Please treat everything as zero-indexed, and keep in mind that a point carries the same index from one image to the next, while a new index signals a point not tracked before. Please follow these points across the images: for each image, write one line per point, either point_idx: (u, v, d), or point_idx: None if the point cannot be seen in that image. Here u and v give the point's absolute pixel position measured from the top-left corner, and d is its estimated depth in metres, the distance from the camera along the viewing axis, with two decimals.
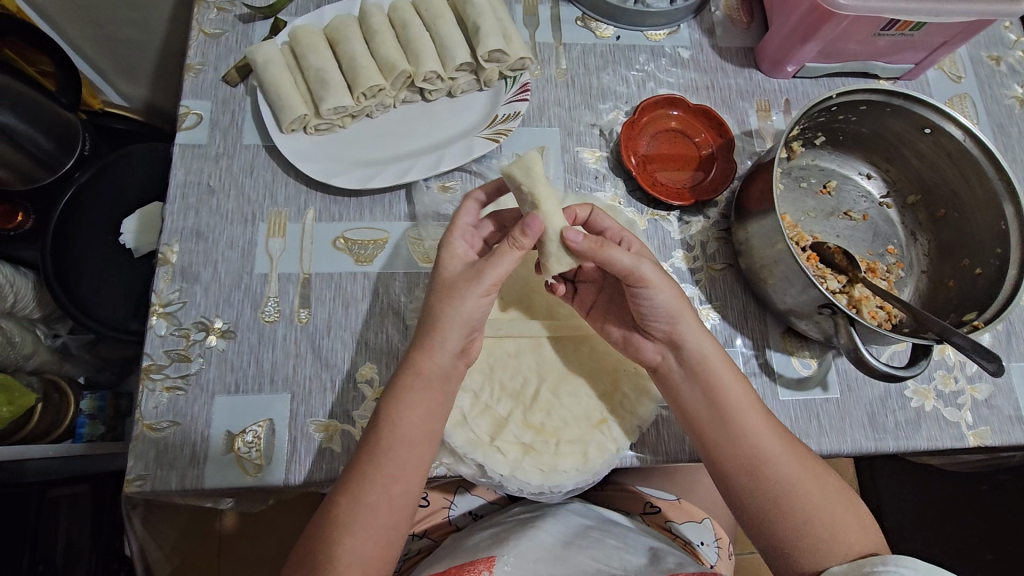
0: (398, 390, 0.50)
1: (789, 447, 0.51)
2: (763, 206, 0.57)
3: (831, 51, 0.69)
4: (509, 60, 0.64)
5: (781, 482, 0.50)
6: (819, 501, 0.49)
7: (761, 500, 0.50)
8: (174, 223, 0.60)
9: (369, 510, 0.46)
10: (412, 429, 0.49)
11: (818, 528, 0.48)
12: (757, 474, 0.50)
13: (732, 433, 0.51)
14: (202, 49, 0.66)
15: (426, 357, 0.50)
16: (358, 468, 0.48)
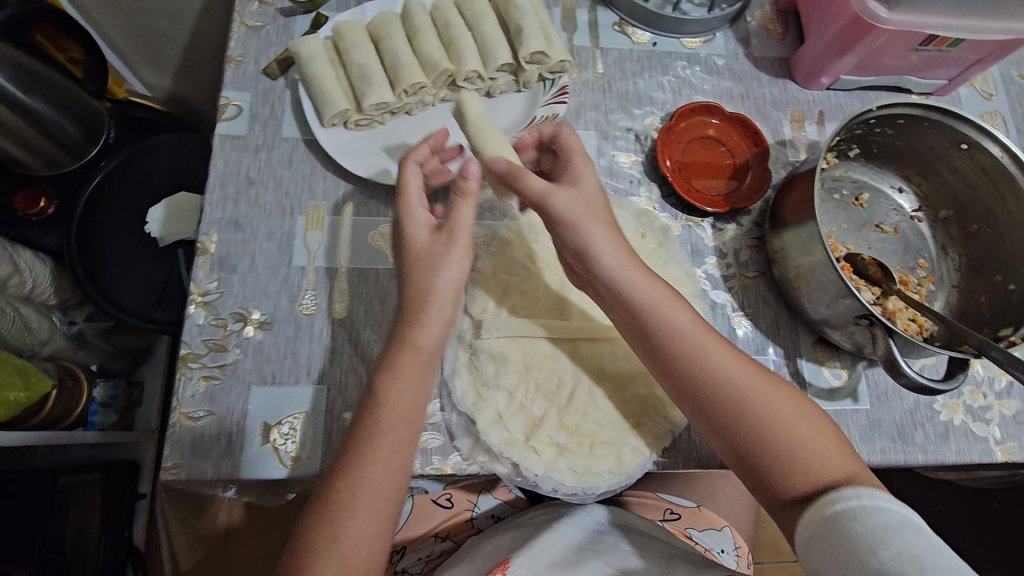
0: (391, 361, 0.47)
1: (734, 358, 0.47)
2: (802, 215, 0.57)
3: (867, 65, 0.69)
4: (549, 62, 0.64)
5: (726, 396, 0.46)
6: (771, 409, 0.45)
7: (712, 419, 0.46)
8: (212, 213, 0.60)
9: (371, 497, 0.43)
10: (401, 401, 0.46)
11: (778, 442, 0.44)
12: (700, 398, 0.47)
13: (667, 350, 0.48)
14: (242, 40, 0.66)
15: (422, 329, 0.48)
16: (354, 453, 0.45)
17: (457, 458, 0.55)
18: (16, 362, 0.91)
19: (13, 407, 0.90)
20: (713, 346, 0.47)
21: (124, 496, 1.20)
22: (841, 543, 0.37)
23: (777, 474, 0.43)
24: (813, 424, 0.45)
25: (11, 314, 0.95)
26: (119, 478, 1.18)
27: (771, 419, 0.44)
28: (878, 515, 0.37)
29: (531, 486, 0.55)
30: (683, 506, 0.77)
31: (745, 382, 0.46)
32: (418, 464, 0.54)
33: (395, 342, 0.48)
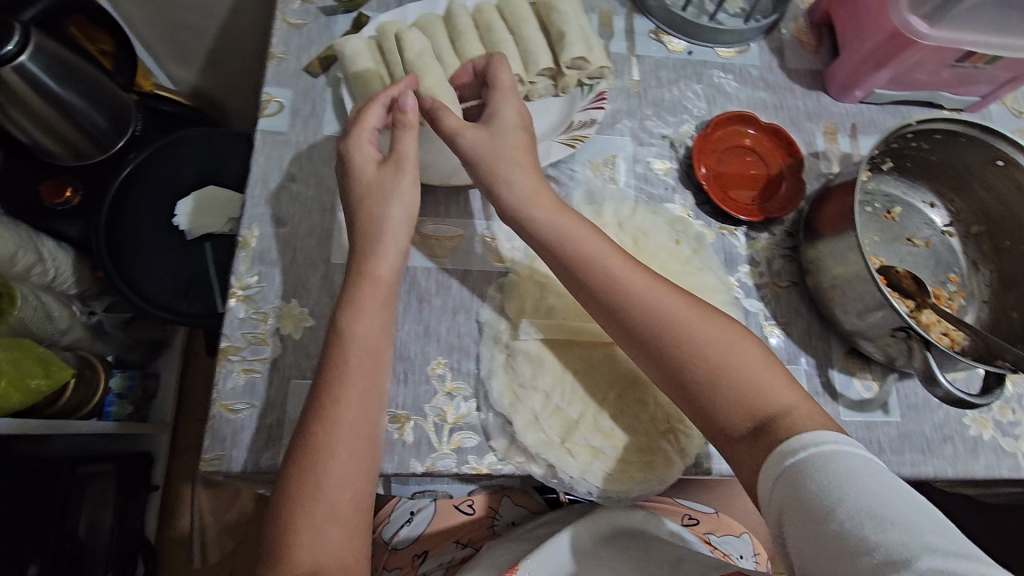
0: (350, 296, 0.50)
1: (662, 290, 0.50)
2: (840, 225, 0.58)
3: (902, 79, 0.70)
4: (589, 68, 0.64)
5: (657, 326, 0.48)
6: (701, 336, 0.47)
7: (648, 352, 0.49)
8: (254, 207, 0.60)
9: (349, 428, 0.45)
10: (365, 333, 0.48)
11: (709, 367, 0.46)
12: (641, 342, 0.49)
13: (599, 287, 0.50)
14: (284, 37, 0.67)
15: (376, 262, 0.51)
16: (325, 389, 0.46)
17: (493, 458, 0.55)
18: (38, 351, 0.90)
19: (33, 396, 0.89)
20: (639, 279, 0.50)
21: (138, 488, 1.21)
22: (799, 491, 0.38)
23: (715, 398, 0.46)
24: (745, 347, 0.47)
25: (33, 302, 0.95)
26: (133, 470, 1.18)
27: (701, 344, 0.47)
28: (836, 465, 0.38)
29: (566, 488, 0.55)
30: (702, 511, 0.78)
31: (675, 310, 0.48)
32: (455, 463, 0.55)
33: (350, 279, 0.51)
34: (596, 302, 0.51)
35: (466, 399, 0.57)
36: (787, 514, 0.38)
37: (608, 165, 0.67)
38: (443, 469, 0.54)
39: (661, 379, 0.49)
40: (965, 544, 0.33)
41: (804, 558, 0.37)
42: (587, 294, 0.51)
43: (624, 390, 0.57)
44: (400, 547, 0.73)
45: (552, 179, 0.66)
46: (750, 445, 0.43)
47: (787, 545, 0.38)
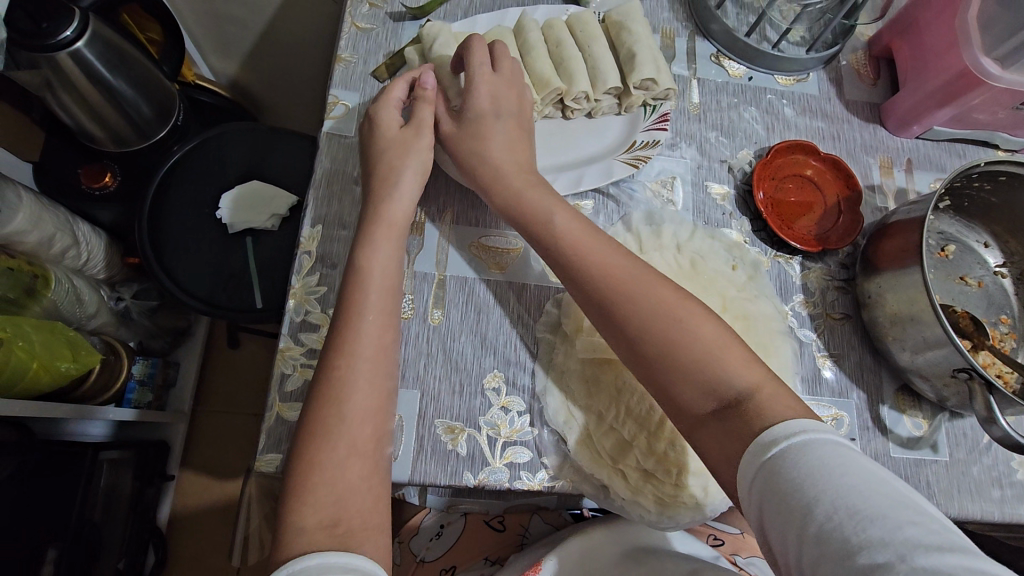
0: (366, 238, 0.52)
1: (627, 264, 0.50)
2: (902, 261, 0.58)
3: (963, 118, 0.70)
4: (656, 90, 0.65)
5: (618, 300, 0.48)
6: (658, 311, 0.47)
7: (611, 329, 0.49)
8: (317, 208, 0.60)
9: (370, 362, 0.46)
10: (379, 270, 0.50)
11: (667, 344, 0.46)
12: (611, 317, 0.49)
13: (566, 261, 0.52)
14: (353, 41, 0.68)
15: (390, 206, 0.53)
16: (345, 324, 0.48)
17: (544, 475, 0.55)
18: (68, 334, 0.90)
19: (60, 379, 0.88)
20: (604, 253, 0.51)
21: (152, 477, 1.19)
22: (779, 486, 0.37)
23: (672, 377, 0.45)
24: (704, 322, 0.47)
25: (65, 285, 0.95)
26: (150, 458, 1.18)
27: (659, 321, 0.47)
28: (810, 455, 0.37)
29: (616, 511, 0.55)
30: (728, 532, 0.77)
31: (636, 286, 0.49)
32: (506, 478, 0.54)
33: (365, 223, 0.53)
34: (564, 277, 0.52)
35: (520, 413, 0.57)
36: (767, 512, 0.37)
37: (666, 186, 0.67)
38: (495, 483, 0.54)
39: (622, 356, 0.49)
40: (947, 536, 0.32)
41: (788, 558, 0.36)
42: (555, 268, 0.53)
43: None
44: (427, 559, 0.73)
45: (611, 198, 0.66)
46: (716, 427, 0.43)
47: (770, 543, 0.37)
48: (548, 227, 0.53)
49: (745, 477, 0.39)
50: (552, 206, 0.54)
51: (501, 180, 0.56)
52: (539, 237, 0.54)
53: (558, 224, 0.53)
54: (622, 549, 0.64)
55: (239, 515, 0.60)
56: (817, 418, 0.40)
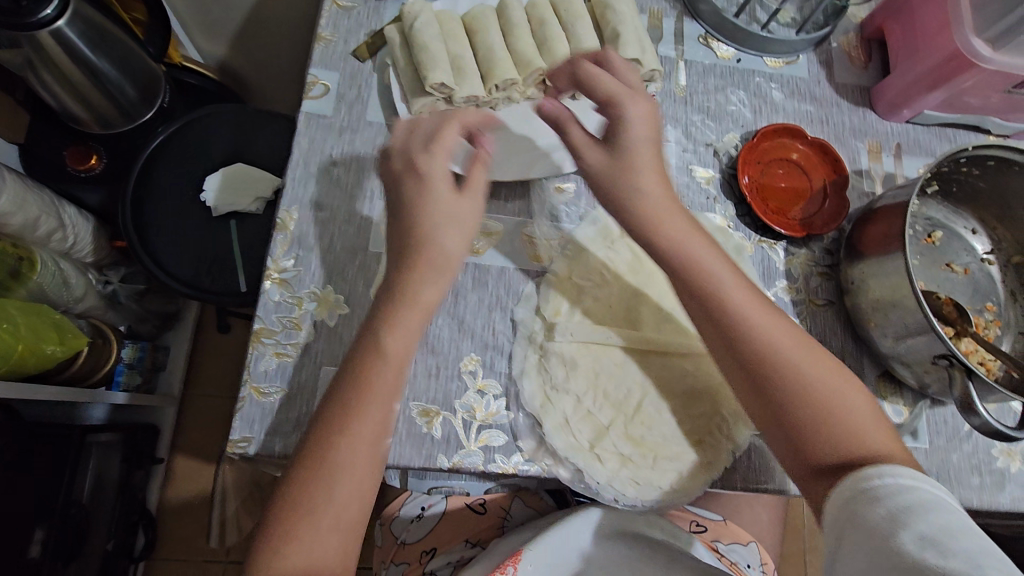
0: (389, 312, 0.47)
1: (781, 329, 0.48)
2: (886, 248, 0.57)
3: (953, 102, 0.69)
4: (641, 72, 0.64)
5: (773, 367, 0.47)
6: (811, 380, 0.46)
7: (756, 385, 0.47)
8: (294, 190, 0.60)
9: (365, 436, 0.44)
10: (400, 352, 0.46)
11: (819, 412, 0.46)
12: (757, 374, 0.47)
13: (718, 317, 0.48)
14: (333, 20, 0.66)
15: (425, 288, 0.47)
16: (350, 384, 0.45)
17: (520, 458, 0.55)
18: (54, 317, 0.90)
19: (47, 362, 0.88)
20: (762, 315, 0.48)
21: (141, 460, 1.19)
22: (862, 517, 0.40)
23: (818, 444, 0.45)
24: (851, 392, 0.47)
25: (52, 267, 0.94)
26: (137, 441, 1.17)
27: (816, 387, 0.46)
28: (902, 494, 0.40)
29: (593, 496, 0.54)
30: (710, 519, 0.77)
31: (797, 354, 0.47)
32: (482, 461, 0.54)
33: (387, 291, 0.47)
34: (709, 330, 0.49)
35: (496, 397, 0.56)
36: (845, 542, 0.40)
37: None
38: (469, 466, 0.54)
39: (759, 416, 0.48)
40: None
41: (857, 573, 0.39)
42: (705, 319, 0.49)
43: (669, 405, 0.57)
44: (408, 541, 0.73)
45: None
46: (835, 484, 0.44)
47: (839, 563, 0.41)
48: (709, 279, 0.49)
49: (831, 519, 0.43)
50: (700, 245, 0.50)
51: (659, 222, 0.50)
52: (688, 284, 0.50)
53: (724, 280, 0.49)
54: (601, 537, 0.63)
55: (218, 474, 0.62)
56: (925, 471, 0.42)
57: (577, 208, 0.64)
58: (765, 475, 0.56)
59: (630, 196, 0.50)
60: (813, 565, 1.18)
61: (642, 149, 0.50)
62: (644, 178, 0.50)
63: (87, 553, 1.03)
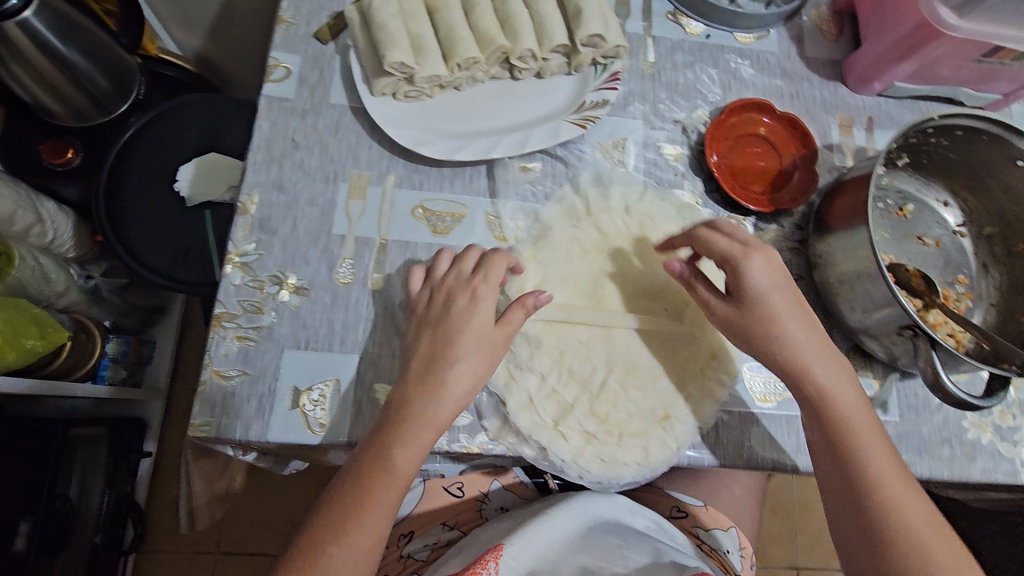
0: (403, 428, 0.50)
1: (896, 471, 0.51)
2: (851, 221, 0.57)
3: (924, 73, 0.68)
4: (605, 47, 0.63)
5: (865, 491, 0.51)
6: (908, 524, 0.50)
7: (846, 499, 0.52)
8: (256, 174, 0.59)
9: (380, 506, 0.50)
10: (405, 469, 0.50)
11: (908, 554, 0.49)
12: (844, 487, 0.52)
13: (840, 451, 0.52)
14: (294, 2, 0.65)
15: (441, 408, 0.51)
16: (381, 451, 0.50)
17: (484, 438, 0.55)
18: (32, 311, 0.89)
19: (27, 357, 0.88)
20: (872, 443, 0.52)
21: (130, 453, 1.17)
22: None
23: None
24: (943, 545, 0.50)
25: (32, 262, 0.94)
26: (125, 434, 1.17)
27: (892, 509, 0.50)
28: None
29: (558, 473, 0.55)
30: (690, 503, 0.77)
31: (885, 476, 0.51)
32: (445, 441, 0.54)
33: (396, 407, 0.51)
34: (823, 455, 0.54)
35: None
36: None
37: (618, 147, 0.66)
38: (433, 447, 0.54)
39: (843, 530, 0.53)
40: None
41: None
42: (824, 448, 0.53)
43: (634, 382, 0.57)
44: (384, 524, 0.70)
45: (560, 159, 0.64)
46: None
47: None
48: (840, 414, 0.52)
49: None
50: (834, 377, 0.53)
51: (808, 372, 0.53)
52: (817, 415, 0.53)
53: (856, 422, 0.52)
54: (580, 526, 0.63)
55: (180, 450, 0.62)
56: None
57: (544, 187, 0.63)
58: (729, 450, 0.57)
59: (774, 343, 0.53)
60: (802, 544, 1.19)
61: (778, 296, 0.54)
62: (789, 326, 0.53)
63: (74, 546, 1.03)
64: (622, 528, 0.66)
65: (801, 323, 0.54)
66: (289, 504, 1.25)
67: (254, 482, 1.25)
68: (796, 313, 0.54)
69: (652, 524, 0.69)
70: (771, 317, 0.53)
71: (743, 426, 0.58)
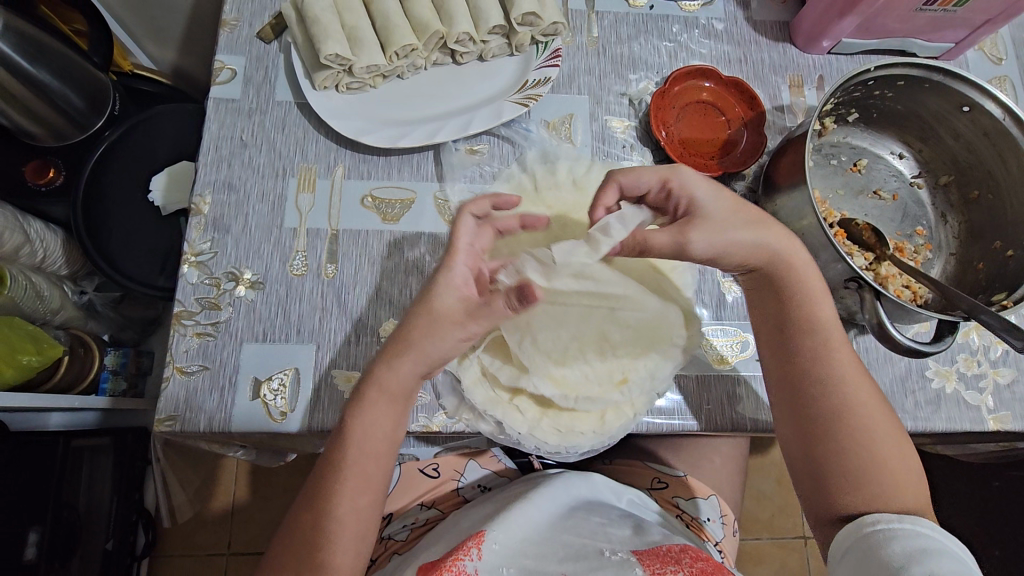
0: (362, 397, 0.51)
1: (864, 388, 0.53)
2: (794, 178, 0.57)
3: (869, 27, 0.67)
4: (541, 25, 0.63)
5: (828, 401, 0.53)
6: (861, 452, 0.51)
7: (808, 407, 0.54)
8: (207, 174, 0.61)
9: (356, 479, 0.50)
10: (377, 442, 0.51)
11: (864, 473, 0.51)
12: (807, 395, 0.54)
13: (803, 361, 0.54)
14: (237, 4, 0.67)
15: (392, 377, 0.51)
16: (345, 424, 0.51)
17: (443, 416, 0.57)
18: (25, 325, 0.79)
19: (23, 375, 0.77)
20: (843, 361, 0.54)
21: (136, 461, 1.07)
22: (871, 552, 0.47)
23: (835, 478, 0.52)
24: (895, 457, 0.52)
25: (22, 281, 0.84)
26: (130, 445, 1.05)
27: (856, 424, 0.52)
28: (917, 534, 0.46)
29: (516, 446, 0.56)
30: (672, 474, 0.73)
31: (853, 395, 0.53)
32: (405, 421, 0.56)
33: (365, 381, 0.52)
34: (784, 376, 0.55)
35: None
36: (849, 572, 0.47)
37: (564, 124, 0.66)
38: None
39: (793, 439, 0.55)
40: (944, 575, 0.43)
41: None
42: (783, 352, 0.55)
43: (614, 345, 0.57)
44: None
45: (506, 140, 0.65)
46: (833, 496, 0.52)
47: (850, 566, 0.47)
48: (818, 337, 0.54)
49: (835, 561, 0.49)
50: (812, 304, 0.54)
51: (786, 298, 0.54)
52: (793, 338, 0.55)
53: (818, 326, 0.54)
54: (560, 508, 0.61)
55: (150, 445, 0.63)
56: (944, 541, 0.46)
57: (490, 168, 0.64)
58: (688, 413, 0.58)
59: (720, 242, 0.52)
60: None
61: (723, 204, 0.53)
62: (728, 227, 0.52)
63: (83, 554, 0.95)
64: (602, 507, 0.63)
65: (785, 243, 0.53)
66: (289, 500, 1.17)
67: (255, 481, 1.18)
68: (747, 226, 0.52)
69: (635, 501, 0.66)
70: (768, 249, 0.53)
71: (701, 389, 0.59)
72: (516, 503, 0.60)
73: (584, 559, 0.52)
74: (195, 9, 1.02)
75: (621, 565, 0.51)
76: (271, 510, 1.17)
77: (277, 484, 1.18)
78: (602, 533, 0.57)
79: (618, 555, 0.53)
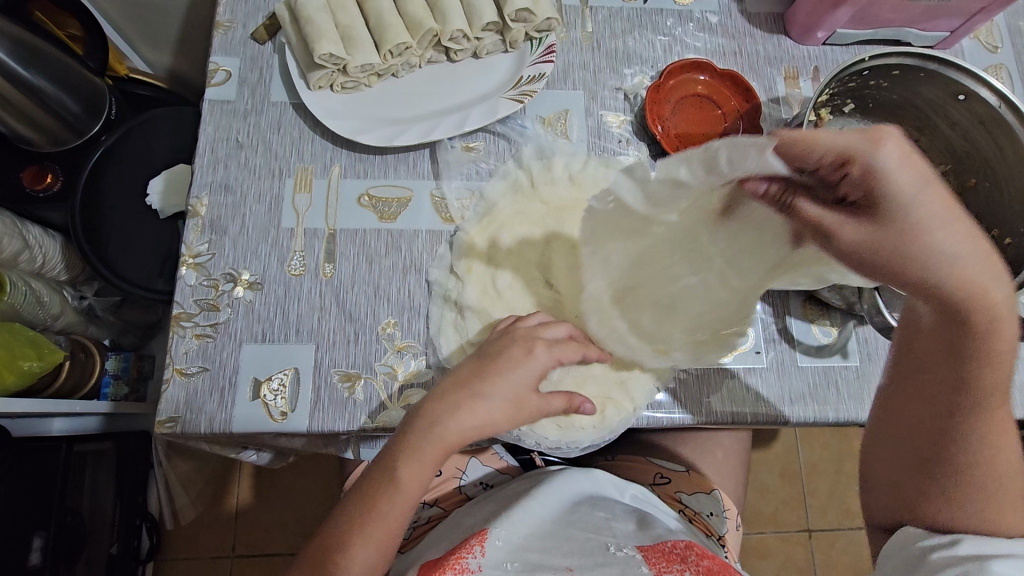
0: (410, 443, 0.49)
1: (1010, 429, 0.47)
2: None
3: (863, 16, 0.67)
4: (535, 21, 0.63)
5: (965, 438, 0.47)
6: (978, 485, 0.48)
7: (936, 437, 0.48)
8: (203, 176, 0.61)
9: (387, 522, 0.48)
10: (410, 485, 0.48)
11: (976, 503, 0.48)
12: (942, 427, 0.48)
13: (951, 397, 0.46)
14: (231, 6, 0.67)
15: (446, 424, 0.49)
16: (385, 466, 0.49)
17: None
18: (25, 331, 0.79)
19: (22, 380, 0.77)
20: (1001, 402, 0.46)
21: (138, 464, 1.06)
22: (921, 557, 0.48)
23: (932, 500, 0.50)
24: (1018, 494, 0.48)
25: (22, 287, 0.83)
26: (132, 450, 1.05)
27: (984, 461, 0.47)
28: (985, 545, 0.46)
29: (518, 441, 0.57)
30: (674, 469, 0.73)
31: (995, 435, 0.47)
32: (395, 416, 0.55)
33: (415, 424, 0.49)
34: (917, 414, 0.49)
35: (414, 357, 0.57)
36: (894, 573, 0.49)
37: (560, 120, 0.66)
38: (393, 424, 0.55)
39: (905, 456, 0.51)
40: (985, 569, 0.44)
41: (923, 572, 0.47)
42: (928, 379, 0.48)
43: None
44: None
45: (501, 137, 0.65)
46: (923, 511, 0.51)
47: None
48: (986, 377, 0.45)
49: (885, 555, 0.52)
50: (995, 361, 0.44)
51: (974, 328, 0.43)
52: (956, 386, 0.46)
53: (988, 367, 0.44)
54: (563, 505, 0.61)
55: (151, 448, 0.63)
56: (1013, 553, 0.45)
57: (487, 165, 0.64)
58: (688, 407, 0.58)
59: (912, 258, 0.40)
60: (813, 508, 1.18)
61: (928, 211, 0.38)
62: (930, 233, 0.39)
63: (88, 557, 0.95)
64: (605, 502, 0.63)
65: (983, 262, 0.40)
66: (293, 501, 1.18)
67: (258, 484, 1.18)
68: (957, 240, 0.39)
69: (638, 495, 0.66)
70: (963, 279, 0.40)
71: (700, 381, 0.59)
72: (518, 500, 0.61)
73: (589, 555, 0.52)
74: (189, 12, 1.02)
75: (626, 560, 0.51)
76: (275, 512, 1.17)
77: (281, 486, 1.18)
78: (606, 528, 0.57)
79: (623, 551, 0.53)
